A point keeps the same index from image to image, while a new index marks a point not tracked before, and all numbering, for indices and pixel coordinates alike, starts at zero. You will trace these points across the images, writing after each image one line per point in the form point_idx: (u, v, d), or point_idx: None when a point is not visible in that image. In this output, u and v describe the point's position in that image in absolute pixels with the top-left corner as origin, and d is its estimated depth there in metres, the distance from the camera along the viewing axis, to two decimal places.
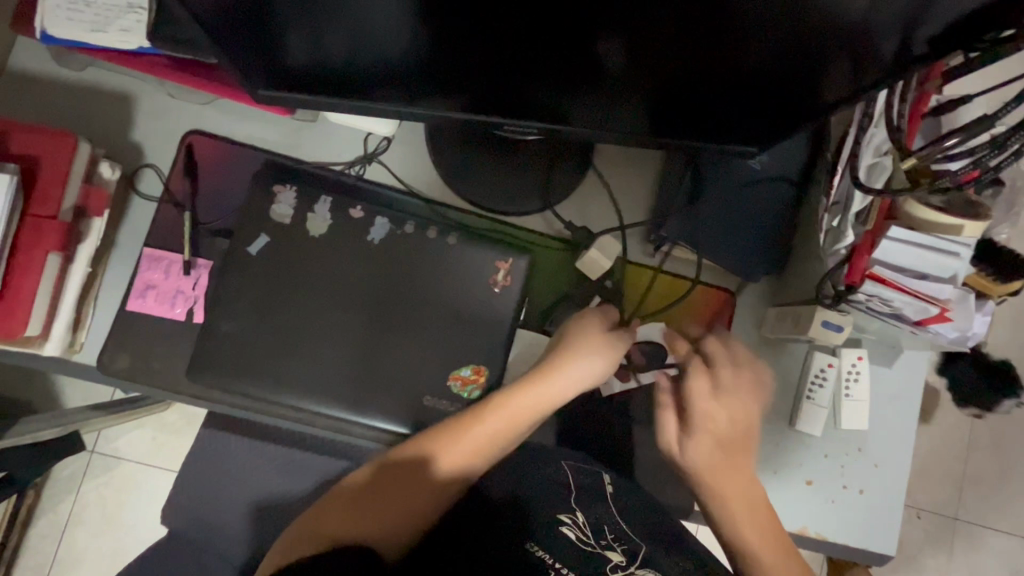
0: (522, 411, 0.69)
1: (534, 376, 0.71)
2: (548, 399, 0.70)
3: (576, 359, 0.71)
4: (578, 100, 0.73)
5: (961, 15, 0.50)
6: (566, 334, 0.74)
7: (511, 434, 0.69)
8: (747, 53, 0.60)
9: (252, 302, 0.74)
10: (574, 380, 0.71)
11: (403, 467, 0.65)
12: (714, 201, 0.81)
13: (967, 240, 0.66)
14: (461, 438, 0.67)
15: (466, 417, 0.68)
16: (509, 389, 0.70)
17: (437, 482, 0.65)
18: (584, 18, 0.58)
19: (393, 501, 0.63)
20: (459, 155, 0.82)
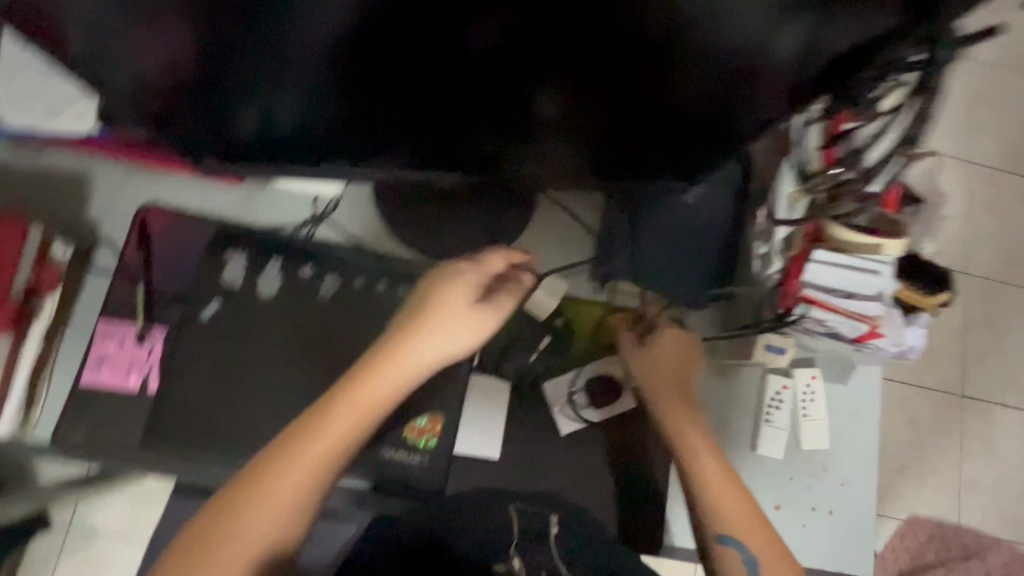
0: (385, 394, 0.66)
1: (392, 352, 0.67)
2: (410, 374, 0.67)
3: (440, 329, 0.68)
4: (517, 150, 0.76)
5: (837, 52, 0.55)
6: (434, 301, 0.70)
7: (376, 417, 0.65)
8: (655, 90, 0.64)
9: (207, 364, 0.75)
10: (440, 348, 0.68)
11: (251, 497, 0.59)
12: (655, 237, 0.83)
13: (886, 257, 0.70)
14: (311, 444, 0.62)
15: (315, 417, 0.63)
16: (365, 370, 0.66)
17: (293, 503, 0.60)
18: (505, 72, 0.62)
19: (248, 536, 0.58)
20: (406, 210, 0.85)
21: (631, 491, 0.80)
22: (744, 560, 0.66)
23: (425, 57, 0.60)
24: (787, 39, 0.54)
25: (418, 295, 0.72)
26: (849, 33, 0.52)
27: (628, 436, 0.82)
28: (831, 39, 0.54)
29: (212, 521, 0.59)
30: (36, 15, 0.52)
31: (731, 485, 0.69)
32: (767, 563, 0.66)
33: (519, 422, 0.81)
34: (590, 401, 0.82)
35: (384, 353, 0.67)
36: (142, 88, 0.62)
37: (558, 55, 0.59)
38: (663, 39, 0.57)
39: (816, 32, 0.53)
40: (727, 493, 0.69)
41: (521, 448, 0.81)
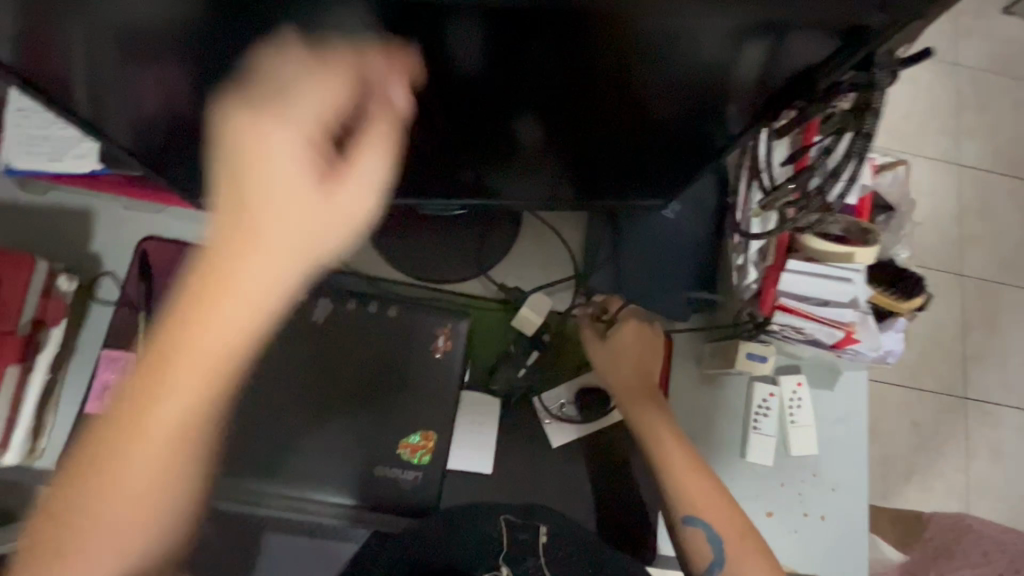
0: (236, 296, 0.49)
1: (236, 235, 0.50)
2: (251, 254, 0.49)
3: (279, 180, 0.51)
4: (502, 178, 0.80)
5: (788, 77, 0.59)
6: (259, 184, 0.51)
7: (239, 329, 0.50)
8: (629, 118, 0.68)
9: None
10: (289, 249, 0.50)
11: (114, 449, 0.49)
12: (636, 249, 0.88)
13: (857, 265, 0.73)
14: (169, 386, 0.49)
15: (169, 341, 0.49)
16: (213, 272, 0.49)
17: (166, 455, 0.50)
18: (487, 109, 0.66)
19: (141, 486, 0.50)
20: (395, 233, 0.88)
21: (623, 502, 0.82)
22: (708, 538, 0.72)
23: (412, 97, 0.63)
24: (746, 65, 0.57)
25: (232, 179, 0.51)
26: (800, 61, 0.56)
27: (617, 447, 0.84)
28: (782, 67, 0.57)
29: (88, 469, 0.49)
30: (42, 72, 0.55)
31: (701, 476, 0.75)
32: (732, 547, 0.72)
33: (510, 437, 0.83)
34: (579, 413, 0.84)
35: (226, 235, 0.50)
36: (145, 131, 0.65)
37: (531, 88, 0.62)
38: (634, 73, 0.60)
39: (768, 60, 0.56)
40: (697, 484, 0.74)
41: (513, 463, 0.83)
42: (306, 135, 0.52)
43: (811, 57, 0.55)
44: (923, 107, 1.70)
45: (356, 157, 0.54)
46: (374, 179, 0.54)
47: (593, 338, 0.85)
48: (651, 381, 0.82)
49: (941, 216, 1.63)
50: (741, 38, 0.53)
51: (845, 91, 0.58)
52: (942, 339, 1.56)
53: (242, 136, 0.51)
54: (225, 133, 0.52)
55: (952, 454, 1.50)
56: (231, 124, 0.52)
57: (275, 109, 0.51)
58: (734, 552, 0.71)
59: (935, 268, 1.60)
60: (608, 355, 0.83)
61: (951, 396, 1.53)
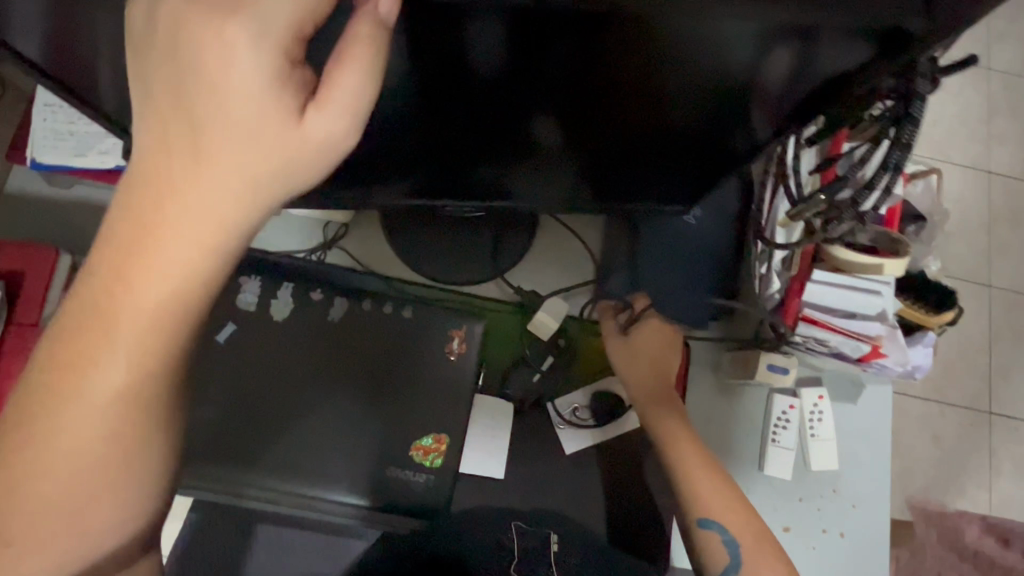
0: (183, 237, 0.36)
1: (179, 159, 0.36)
2: (209, 193, 0.36)
3: (240, 103, 0.36)
4: (519, 178, 0.78)
5: (821, 81, 0.57)
6: (203, 97, 0.36)
7: (189, 278, 0.37)
8: (654, 117, 0.66)
9: (222, 386, 0.78)
10: (245, 181, 0.37)
11: (37, 429, 0.38)
12: (655, 254, 0.86)
13: (885, 277, 0.70)
14: (105, 349, 0.37)
15: (103, 292, 0.37)
16: (148, 202, 0.36)
17: (104, 439, 0.39)
18: (508, 107, 0.64)
19: (74, 477, 0.39)
20: (412, 233, 0.88)
21: (635, 511, 0.81)
22: (724, 542, 0.69)
23: (431, 95, 0.62)
24: (778, 67, 0.55)
25: (170, 92, 0.36)
26: (834, 65, 0.54)
27: (632, 455, 0.82)
28: (815, 70, 0.55)
29: (11, 453, 0.38)
30: (70, 65, 0.55)
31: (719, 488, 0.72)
32: (748, 550, 0.69)
33: (523, 442, 0.82)
34: (594, 420, 0.83)
35: (167, 158, 0.36)
36: None
37: (554, 83, 0.60)
38: (660, 72, 0.58)
39: (801, 62, 0.54)
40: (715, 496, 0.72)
41: (526, 468, 0.82)
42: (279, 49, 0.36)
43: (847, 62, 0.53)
44: (954, 114, 1.65)
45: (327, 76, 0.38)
46: (355, 108, 0.38)
47: (612, 335, 0.84)
48: (668, 384, 0.82)
49: (970, 226, 1.58)
50: (772, 39, 0.51)
51: (883, 95, 0.56)
52: (968, 351, 1.51)
53: (192, 39, 0.35)
54: (155, 34, 0.36)
55: (975, 471, 1.46)
56: (173, 21, 0.35)
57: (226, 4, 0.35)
58: (750, 555, 0.69)
59: (963, 279, 1.55)
60: (627, 354, 0.83)
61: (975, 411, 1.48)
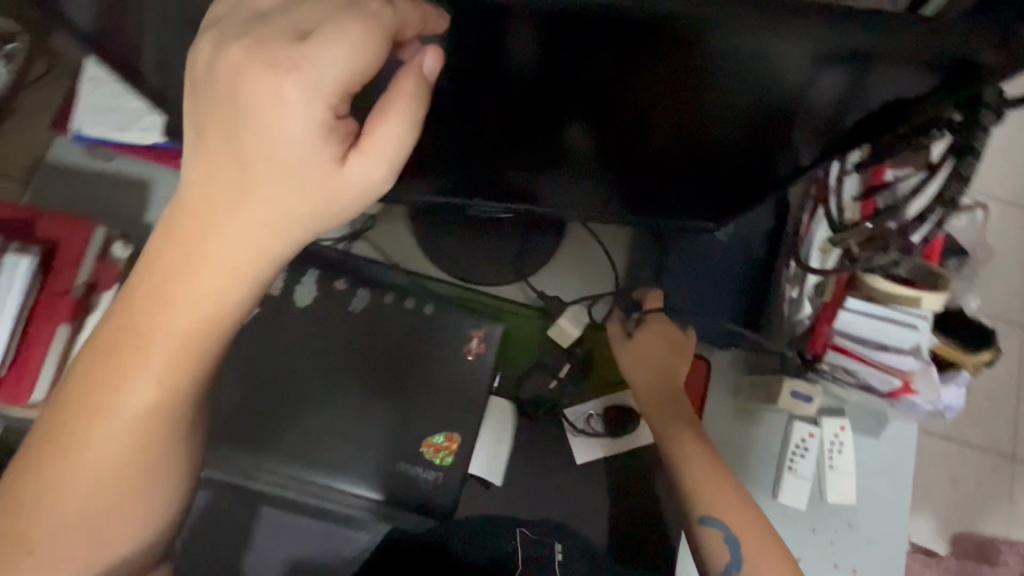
0: (213, 271, 0.41)
1: (228, 199, 0.40)
2: (258, 230, 0.40)
3: (293, 154, 0.39)
4: (551, 182, 0.77)
5: (876, 106, 0.55)
6: (255, 143, 0.39)
7: (218, 308, 0.42)
8: (696, 132, 0.64)
9: (241, 367, 0.78)
10: (276, 223, 0.40)
11: (75, 428, 0.43)
12: (684, 269, 0.85)
13: (922, 311, 0.68)
14: (136, 365, 0.42)
15: (144, 311, 0.42)
16: (193, 233, 0.41)
17: (131, 442, 0.44)
18: (548, 112, 0.64)
19: (102, 477, 0.44)
20: (439, 229, 0.88)
21: (642, 529, 0.79)
22: (725, 537, 0.66)
23: (472, 96, 0.62)
24: (832, 90, 0.54)
25: (225, 136, 0.39)
26: (890, 92, 0.52)
27: (642, 472, 0.81)
28: (866, 96, 0.54)
29: (52, 449, 0.44)
30: (118, 45, 0.56)
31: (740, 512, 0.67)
32: None
33: (534, 448, 0.82)
34: (607, 432, 0.82)
35: (218, 198, 0.40)
36: None
37: (592, 93, 0.60)
38: (708, 86, 0.57)
39: (851, 87, 0.53)
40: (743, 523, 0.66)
41: (534, 474, 0.81)
42: (326, 101, 0.38)
43: (906, 89, 0.51)
44: (1001, 145, 1.58)
45: (371, 123, 0.40)
46: (394, 156, 0.41)
47: (620, 334, 0.81)
48: (676, 389, 0.77)
49: (1009, 263, 1.53)
50: (825, 64, 0.50)
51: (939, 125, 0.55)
52: (996, 392, 1.46)
53: (248, 83, 0.38)
54: (217, 80, 0.39)
55: (994, 515, 1.41)
56: (235, 75, 0.38)
57: (287, 60, 0.37)
58: (751, 550, 0.65)
59: (998, 318, 1.50)
60: (634, 354, 0.79)
61: (998, 454, 1.44)
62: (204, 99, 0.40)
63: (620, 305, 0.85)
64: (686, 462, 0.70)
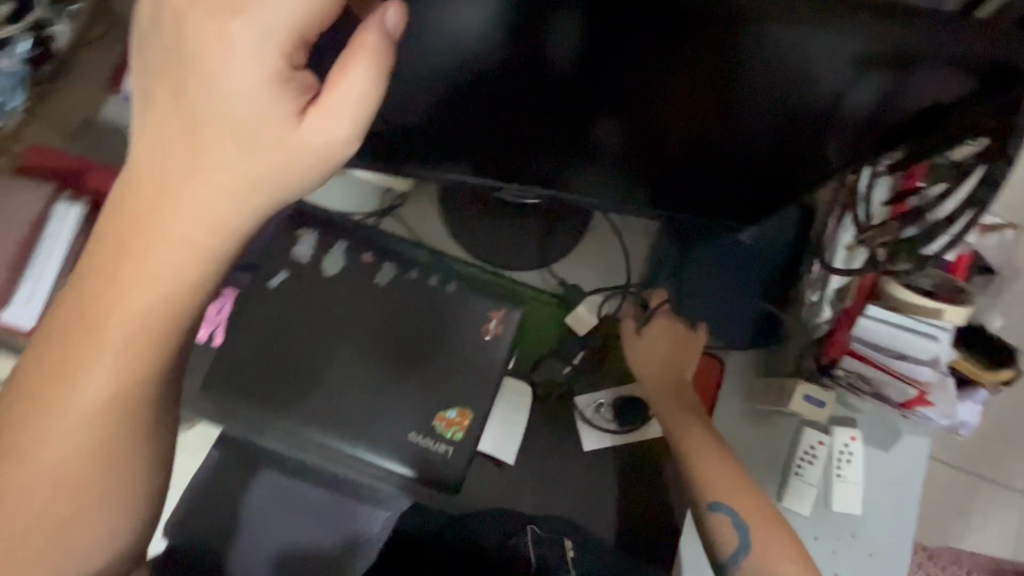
0: (167, 241, 0.38)
1: (178, 159, 0.38)
2: (206, 193, 0.39)
3: (243, 108, 0.38)
4: (577, 175, 0.77)
5: (919, 108, 0.55)
6: (208, 100, 0.38)
7: (175, 285, 0.39)
8: (726, 129, 0.65)
9: (268, 329, 0.81)
10: (237, 184, 0.39)
11: (15, 441, 0.40)
12: (706, 268, 0.86)
13: (944, 322, 0.67)
14: (89, 354, 0.39)
15: (93, 299, 0.39)
16: (143, 215, 0.38)
17: (91, 440, 0.41)
18: (581, 101, 0.65)
19: (60, 481, 0.41)
20: (466, 211, 0.90)
21: (643, 518, 0.82)
22: (734, 524, 0.68)
23: (508, 80, 0.63)
24: (872, 90, 0.54)
25: (177, 91, 0.38)
26: (933, 94, 0.53)
27: (649, 464, 0.83)
28: (905, 99, 0.54)
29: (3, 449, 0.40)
30: None
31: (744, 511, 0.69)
32: None
33: (544, 431, 0.84)
34: (616, 422, 0.83)
35: (165, 158, 0.38)
36: None
37: (624, 82, 0.61)
38: (744, 80, 0.58)
39: (891, 89, 0.54)
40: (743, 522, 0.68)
41: (542, 456, 0.83)
42: (282, 52, 0.38)
43: (948, 91, 0.52)
44: None
45: (333, 78, 0.40)
46: (357, 111, 0.40)
47: (631, 328, 0.84)
48: (682, 383, 0.81)
49: None
50: (869, 59, 0.51)
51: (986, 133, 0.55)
52: None
53: (192, 34, 0.37)
54: (162, 38, 0.38)
55: None
56: (179, 23, 0.37)
57: (233, 2, 0.37)
58: (759, 536, 0.68)
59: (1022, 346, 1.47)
60: (642, 346, 0.83)
61: None
62: (148, 62, 0.39)
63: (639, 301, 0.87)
64: (695, 456, 0.73)
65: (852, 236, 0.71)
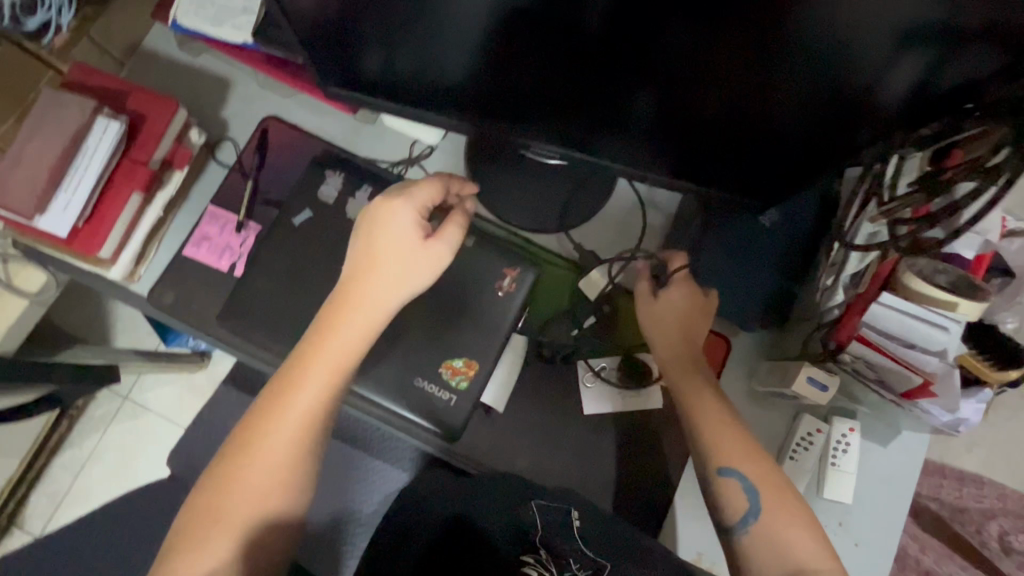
0: (360, 316, 0.68)
1: (361, 274, 0.69)
2: (369, 292, 0.68)
3: (394, 247, 0.69)
4: (607, 143, 0.77)
5: (958, 82, 0.55)
6: (378, 241, 0.70)
7: (365, 337, 0.68)
8: (761, 108, 0.65)
9: (289, 264, 0.83)
10: (392, 283, 0.69)
11: (248, 447, 0.64)
12: (724, 246, 0.86)
13: (957, 316, 0.67)
14: (305, 384, 0.66)
15: (308, 355, 0.67)
16: (347, 302, 0.69)
17: (293, 440, 0.64)
18: (616, 72, 0.65)
19: (270, 475, 0.63)
20: (491, 168, 0.91)
21: (636, 487, 0.83)
22: (744, 488, 0.70)
23: (546, 47, 0.64)
24: (909, 69, 0.55)
25: (364, 236, 0.70)
26: (970, 71, 0.53)
27: (646, 432, 0.84)
28: (944, 76, 0.55)
29: (242, 453, 0.63)
30: None
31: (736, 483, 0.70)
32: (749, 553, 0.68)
33: (547, 390, 0.86)
34: (617, 387, 0.85)
35: (357, 272, 0.70)
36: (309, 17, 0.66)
37: (664, 62, 0.62)
38: (780, 58, 0.58)
39: (931, 68, 0.54)
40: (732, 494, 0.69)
41: (543, 415, 0.85)
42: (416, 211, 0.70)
43: (989, 67, 0.53)
44: None
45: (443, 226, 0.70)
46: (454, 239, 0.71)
47: (648, 293, 0.83)
48: (696, 347, 0.80)
49: None
50: (918, 32, 0.51)
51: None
52: None
53: (373, 211, 0.71)
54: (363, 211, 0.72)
55: None
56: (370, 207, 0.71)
57: (398, 194, 0.70)
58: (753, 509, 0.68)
59: None
60: (656, 308, 0.82)
61: None
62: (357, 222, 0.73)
63: (654, 259, 0.85)
64: (697, 426, 0.74)
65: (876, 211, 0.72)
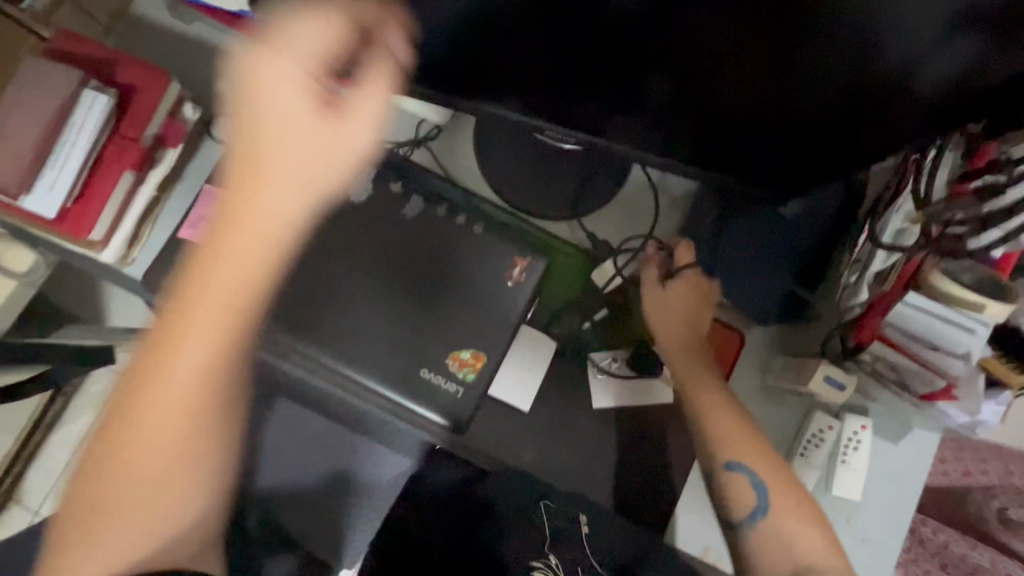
0: (250, 246, 0.44)
1: (236, 174, 0.44)
2: (251, 204, 0.43)
3: (278, 127, 0.43)
4: (620, 129, 0.73)
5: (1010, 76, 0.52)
6: (259, 114, 0.43)
7: (263, 281, 0.45)
8: (785, 92, 0.61)
9: None
10: (289, 185, 0.44)
11: (115, 432, 0.47)
12: (741, 236, 0.83)
13: (984, 317, 0.64)
14: (175, 347, 0.45)
15: (180, 304, 0.45)
16: (223, 223, 0.44)
17: (179, 425, 0.47)
18: (635, 53, 0.61)
19: (159, 463, 0.48)
20: (501, 152, 0.87)
21: (645, 481, 0.82)
22: (756, 485, 0.68)
23: (560, 22, 0.59)
24: (954, 57, 0.52)
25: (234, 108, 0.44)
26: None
27: (655, 427, 0.83)
28: (993, 66, 0.52)
29: (107, 436, 0.47)
30: None
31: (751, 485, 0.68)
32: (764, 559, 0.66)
33: (556, 383, 0.84)
34: (626, 380, 0.83)
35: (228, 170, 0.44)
36: None
37: (684, 40, 0.58)
38: (811, 40, 0.54)
39: (981, 55, 0.51)
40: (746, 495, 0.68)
41: (551, 408, 0.83)
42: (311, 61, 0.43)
43: None
44: None
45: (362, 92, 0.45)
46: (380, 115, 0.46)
47: (654, 288, 0.81)
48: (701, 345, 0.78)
49: None
50: (956, 20, 0.49)
51: None
52: None
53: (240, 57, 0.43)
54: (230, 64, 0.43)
55: None
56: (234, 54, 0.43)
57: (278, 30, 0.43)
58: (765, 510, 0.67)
59: None
60: (663, 303, 0.80)
61: None
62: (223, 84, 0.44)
63: (664, 253, 0.83)
64: (706, 426, 0.71)
65: (914, 208, 0.69)
